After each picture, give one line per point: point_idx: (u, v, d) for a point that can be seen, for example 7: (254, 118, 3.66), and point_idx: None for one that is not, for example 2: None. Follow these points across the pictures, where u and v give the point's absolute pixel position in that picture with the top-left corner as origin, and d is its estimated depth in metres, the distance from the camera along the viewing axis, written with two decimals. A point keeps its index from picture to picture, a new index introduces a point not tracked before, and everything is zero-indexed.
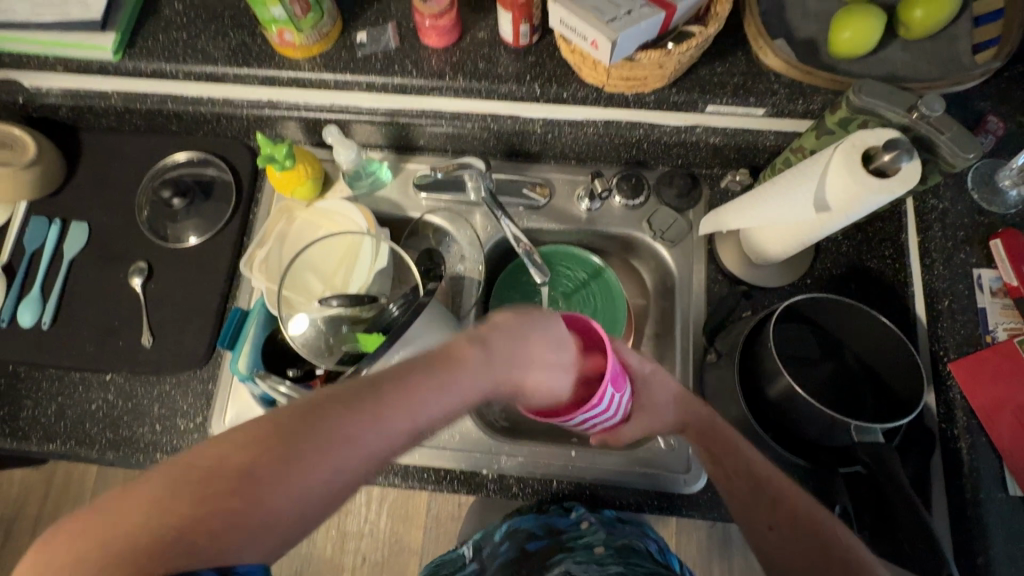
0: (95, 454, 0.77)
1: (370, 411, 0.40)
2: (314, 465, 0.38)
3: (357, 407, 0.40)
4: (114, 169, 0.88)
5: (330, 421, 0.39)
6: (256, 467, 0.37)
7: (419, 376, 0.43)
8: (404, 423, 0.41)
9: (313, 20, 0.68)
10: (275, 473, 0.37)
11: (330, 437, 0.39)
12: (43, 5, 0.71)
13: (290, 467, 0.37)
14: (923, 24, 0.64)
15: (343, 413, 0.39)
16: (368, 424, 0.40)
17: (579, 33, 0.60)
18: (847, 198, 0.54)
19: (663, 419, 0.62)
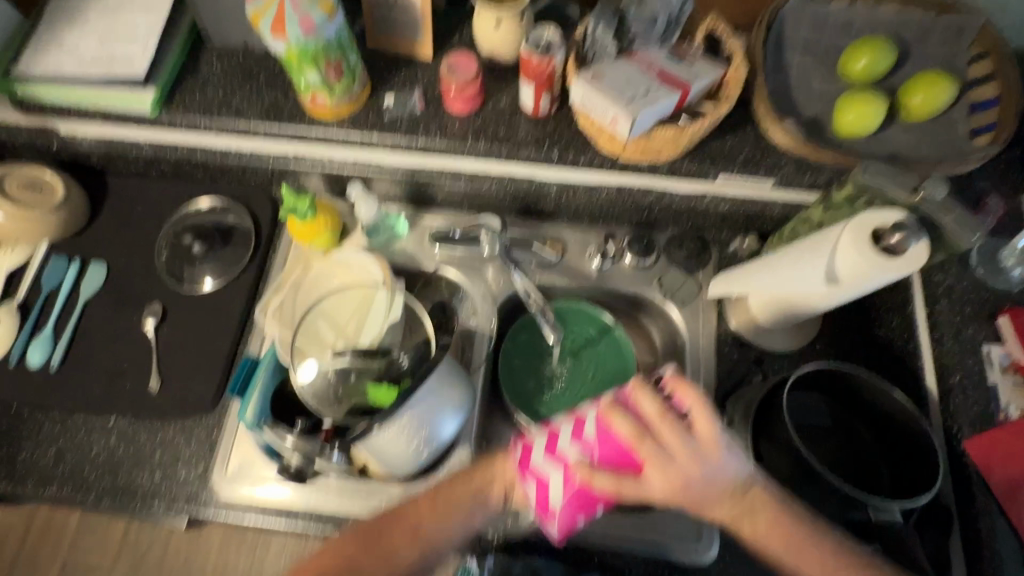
0: (90, 501, 0.75)
1: (446, 514, 0.61)
2: (415, 540, 0.60)
3: (443, 506, 0.61)
4: (136, 212, 0.90)
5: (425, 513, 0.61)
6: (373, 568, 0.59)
7: (444, 513, 0.61)
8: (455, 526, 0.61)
9: (345, 85, 0.72)
10: (396, 547, 0.60)
11: (416, 531, 0.61)
12: (89, 62, 0.75)
13: (405, 535, 0.61)
14: (922, 108, 0.68)
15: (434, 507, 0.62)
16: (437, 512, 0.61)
17: (600, 110, 0.64)
18: (857, 276, 0.56)
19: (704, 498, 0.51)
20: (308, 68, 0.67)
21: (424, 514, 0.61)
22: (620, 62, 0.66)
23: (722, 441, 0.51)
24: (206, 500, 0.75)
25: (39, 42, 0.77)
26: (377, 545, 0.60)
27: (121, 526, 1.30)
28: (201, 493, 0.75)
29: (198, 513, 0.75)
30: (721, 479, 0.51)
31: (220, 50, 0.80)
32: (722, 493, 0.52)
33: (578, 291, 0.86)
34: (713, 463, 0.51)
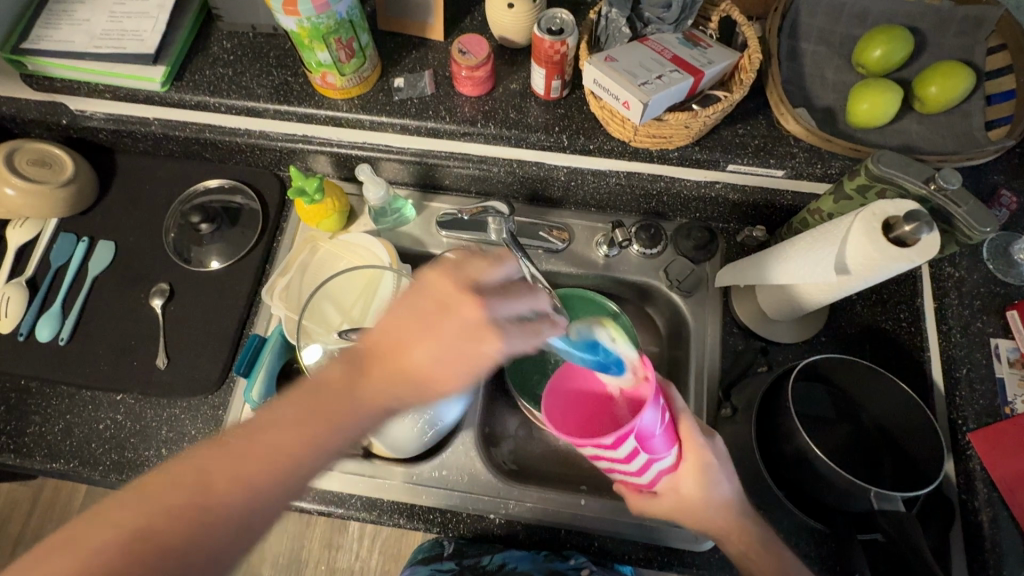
0: (97, 475, 0.76)
1: (301, 425, 0.44)
2: (309, 429, 0.45)
3: (308, 414, 0.45)
4: (145, 191, 0.90)
5: (277, 422, 0.44)
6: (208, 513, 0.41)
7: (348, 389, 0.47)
8: (320, 446, 0.45)
9: (355, 65, 0.72)
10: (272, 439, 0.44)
11: (289, 455, 0.43)
12: (99, 38, 0.75)
13: (260, 447, 0.43)
14: (937, 100, 0.67)
15: (283, 417, 0.45)
16: (353, 387, 0.47)
17: (611, 93, 0.64)
18: (868, 265, 0.56)
19: (703, 513, 0.57)
20: (318, 47, 0.66)
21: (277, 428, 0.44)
22: (633, 46, 0.65)
23: (727, 467, 0.57)
24: None
25: (50, 17, 0.77)
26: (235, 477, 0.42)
27: None
28: None
29: None
30: (719, 497, 0.56)
31: (229, 29, 0.80)
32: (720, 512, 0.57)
33: (584, 280, 0.86)
34: (721, 479, 0.56)
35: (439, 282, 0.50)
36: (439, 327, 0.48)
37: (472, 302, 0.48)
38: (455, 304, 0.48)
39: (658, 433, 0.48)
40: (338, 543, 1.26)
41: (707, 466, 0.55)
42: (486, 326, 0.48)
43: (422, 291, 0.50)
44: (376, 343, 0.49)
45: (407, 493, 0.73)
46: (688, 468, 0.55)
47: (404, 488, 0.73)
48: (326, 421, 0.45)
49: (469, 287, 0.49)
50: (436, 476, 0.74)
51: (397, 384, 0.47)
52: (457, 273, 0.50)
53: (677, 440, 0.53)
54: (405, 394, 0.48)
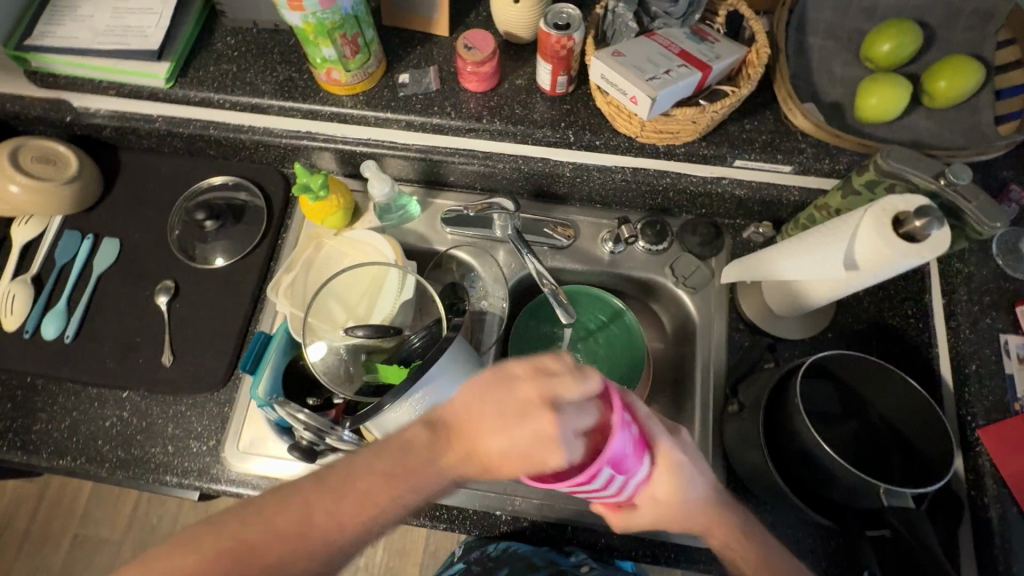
0: (103, 473, 0.76)
1: (382, 490, 0.44)
2: (353, 498, 0.44)
3: (389, 482, 0.44)
4: (148, 188, 0.90)
5: (347, 487, 0.45)
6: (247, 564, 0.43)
7: (415, 475, 0.44)
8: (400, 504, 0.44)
9: (360, 61, 0.72)
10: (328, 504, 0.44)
11: (371, 518, 0.44)
12: (102, 34, 0.75)
13: (317, 516, 0.44)
14: (946, 94, 0.66)
15: (372, 469, 0.45)
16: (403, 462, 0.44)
17: (618, 88, 0.63)
18: (876, 259, 0.55)
19: (692, 520, 0.54)
20: (323, 42, 0.66)
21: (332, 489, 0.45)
22: (640, 40, 0.65)
23: (699, 464, 0.53)
24: (217, 474, 0.76)
25: (53, 14, 0.77)
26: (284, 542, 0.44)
27: (131, 500, 1.32)
28: (213, 467, 0.76)
29: (209, 487, 0.75)
30: (752, 546, 0.56)
31: (233, 25, 0.80)
32: (700, 513, 0.54)
33: (589, 276, 0.86)
34: (694, 476, 0.52)
35: (482, 386, 0.43)
36: (510, 416, 0.41)
37: (556, 392, 0.41)
38: (531, 414, 0.41)
39: (633, 450, 0.42)
40: None
41: (720, 512, 0.55)
42: (555, 441, 0.39)
43: (497, 385, 0.43)
44: (458, 420, 0.44)
45: None
46: (714, 525, 0.55)
47: None
48: (401, 485, 0.44)
49: (548, 401, 0.41)
50: None
51: (461, 462, 0.44)
52: (539, 381, 0.42)
53: (647, 450, 0.46)
54: (469, 475, 0.44)
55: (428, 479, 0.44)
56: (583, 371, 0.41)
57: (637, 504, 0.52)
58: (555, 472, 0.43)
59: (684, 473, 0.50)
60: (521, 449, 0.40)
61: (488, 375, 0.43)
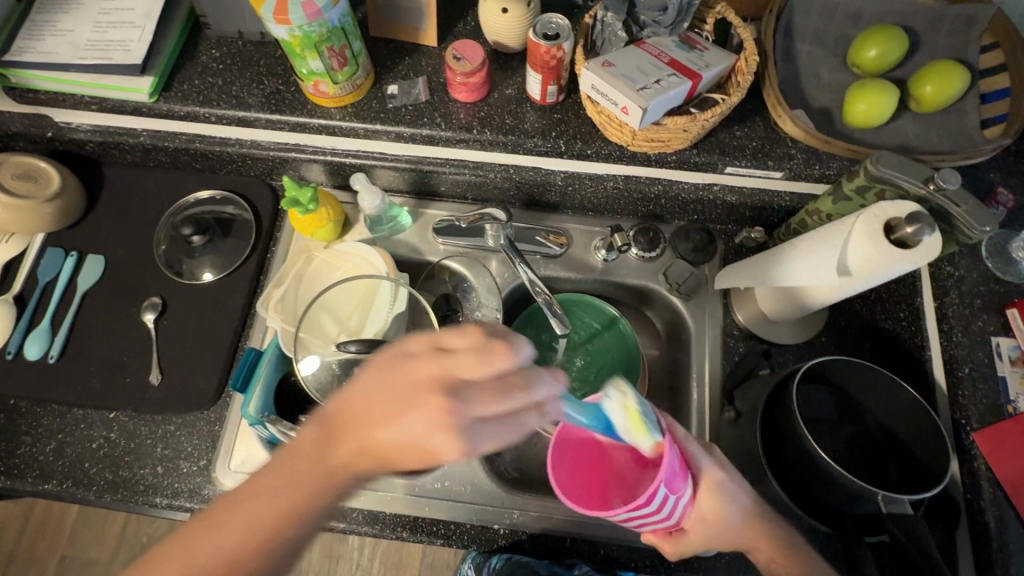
0: (91, 496, 0.74)
1: (280, 491, 0.46)
2: (240, 520, 0.46)
3: (289, 473, 0.46)
4: (133, 203, 0.88)
5: (253, 493, 0.47)
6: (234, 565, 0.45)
7: (269, 477, 0.47)
8: (308, 504, 0.45)
9: (348, 73, 0.71)
10: (230, 512, 0.47)
11: (261, 538, 0.45)
12: (83, 48, 0.73)
13: (209, 540, 0.47)
14: (933, 99, 0.67)
15: (262, 485, 0.46)
16: (271, 474, 0.47)
17: (608, 98, 0.63)
18: (868, 265, 0.55)
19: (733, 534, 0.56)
20: (310, 55, 0.66)
21: (269, 491, 0.46)
22: (630, 50, 0.65)
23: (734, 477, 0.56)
24: (208, 494, 0.74)
25: (32, 28, 0.75)
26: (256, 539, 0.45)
27: (120, 519, 1.29)
28: (204, 487, 0.74)
29: (201, 507, 0.74)
30: (739, 514, 0.56)
31: (218, 37, 0.79)
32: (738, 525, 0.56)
33: (583, 284, 0.85)
34: (735, 495, 0.55)
35: (398, 360, 0.44)
36: (446, 397, 0.41)
37: (433, 368, 0.42)
38: (424, 399, 0.41)
39: (681, 469, 0.49)
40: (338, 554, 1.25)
41: (719, 489, 0.54)
42: (452, 428, 0.40)
43: (410, 368, 0.43)
44: (343, 414, 0.44)
45: (410, 505, 0.73)
46: (705, 501, 0.54)
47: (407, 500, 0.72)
48: (303, 489, 0.45)
49: (450, 389, 0.41)
50: (439, 487, 0.73)
51: (360, 462, 0.43)
52: (438, 359, 0.42)
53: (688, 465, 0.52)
54: (377, 470, 0.44)
55: (308, 482, 0.45)
56: (488, 348, 0.42)
57: (685, 528, 0.55)
58: (604, 499, 0.49)
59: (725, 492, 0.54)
60: (423, 438, 0.41)
61: (388, 358, 0.44)
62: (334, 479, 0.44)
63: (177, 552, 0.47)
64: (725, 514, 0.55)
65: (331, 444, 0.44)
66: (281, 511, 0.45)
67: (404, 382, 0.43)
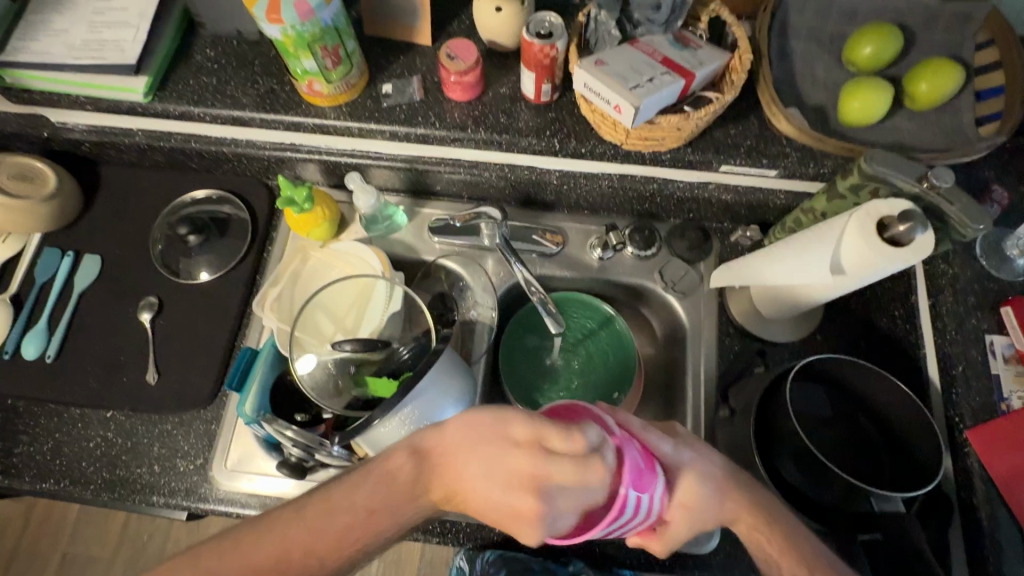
0: (88, 495, 0.75)
1: (360, 511, 0.53)
2: (311, 527, 0.54)
3: (373, 494, 0.53)
4: (129, 203, 0.88)
5: (324, 510, 0.54)
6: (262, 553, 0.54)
7: (349, 487, 0.54)
8: (392, 524, 0.54)
9: (342, 72, 0.70)
10: (317, 522, 0.54)
11: (335, 545, 0.53)
12: (77, 48, 0.73)
13: (295, 532, 0.54)
14: (928, 97, 0.67)
15: (342, 499, 0.54)
16: (344, 490, 0.54)
17: (602, 97, 0.63)
18: (862, 265, 0.55)
19: (714, 509, 0.54)
20: (304, 55, 0.65)
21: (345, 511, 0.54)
22: (623, 49, 0.65)
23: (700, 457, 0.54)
24: (205, 493, 0.74)
25: (26, 28, 0.75)
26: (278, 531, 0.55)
27: (120, 519, 1.30)
28: (201, 486, 0.75)
29: (197, 506, 0.74)
30: (719, 493, 0.54)
31: (213, 37, 0.79)
32: (720, 497, 0.54)
33: (579, 283, 0.85)
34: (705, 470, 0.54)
35: (488, 423, 0.49)
36: (529, 473, 0.45)
37: (534, 461, 0.45)
38: (519, 482, 0.46)
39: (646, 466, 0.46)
40: None
41: (692, 478, 0.52)
42: (534, 512, 0.44)
43: (509, 452, 0.47)
44: (435, 450, 0.52)
45: None
46: (687, 499, 0.52)
47: None
48: (374, 517, 0.53)
49: (534, 454, 0.46)
50: None
51: (445, 485, 0.51)
52: (537, 459, 0.45)
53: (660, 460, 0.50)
54: (447, 504, 0.52)
55: (392, 515, 0.53)
56: (587, 463, 0.42)
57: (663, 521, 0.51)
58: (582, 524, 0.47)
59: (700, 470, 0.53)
60: (498, 491, 0.47)
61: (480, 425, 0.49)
62: (404, 510, 0.53)
63: (241, 547, 0.55)
64: (703, 499, 0.52)
65: (438, 470, 0.51)
66: (354, 535, 0.53)
67: (482, 428, 0.49)
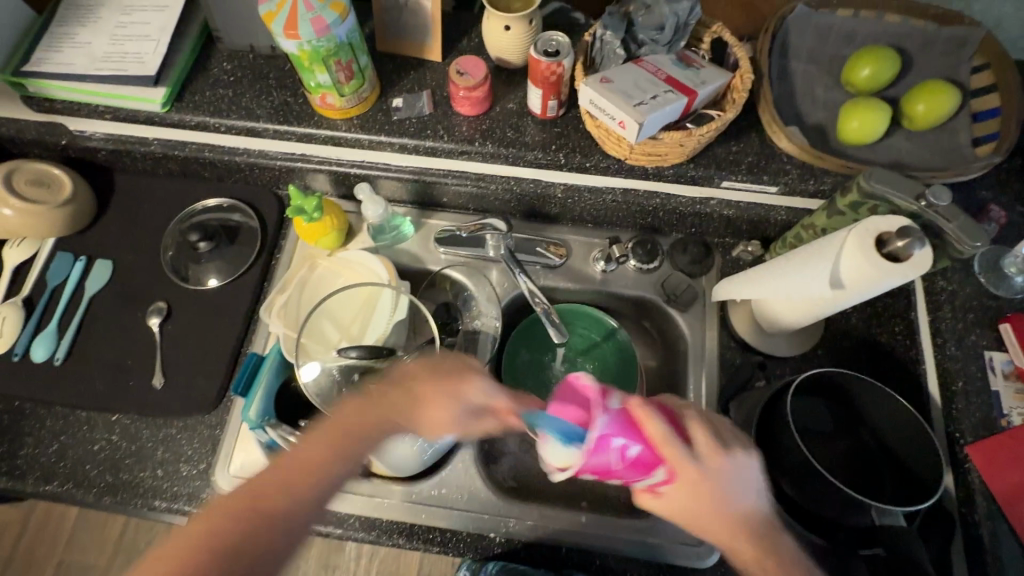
0: (91, 497, 0.75)
1: (299, 479, 0.50)
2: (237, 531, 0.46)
3: (333, 441, 0.51)
4: (142, 210, 0.90)
5: (260, 483, 0.49)
6: (202, 565, 0.45)
7: (271, 479, 0.49)
8: (313, 502, 0.49)
9: (355, 86, 0.73)
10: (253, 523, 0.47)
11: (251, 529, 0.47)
12: (99, 60, 0.76)
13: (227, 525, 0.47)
14: (924, 118, 0.69)
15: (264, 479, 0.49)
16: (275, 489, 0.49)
17: (607, 113, 0.65)
18: (861, 279, 0.56)
19: (723, 522, 0.47)
20: (318, 69, 0.68)
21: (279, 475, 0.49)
22: (628, 67, 0.67)
23: (745, 454, 0.50)
24: (207, 498, 0.75)
25: (50, 40, 0.77)
26: (212, 533, 0.46)
27: (118, 524, 1.29)
28: (203, 491, 0.75)
29: (199, 511, 0.75)
30: (737, 504, 0.47)
31: (230, 51, 0.81)
32: (743, 509, 0.48)
33: (581, 295, 0.86)
34: (745, 467, 0.49)
35: (425, 372, 0.55)
36: (420, 395, 0.53)
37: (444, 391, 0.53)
38: (431, 397, 0.53)
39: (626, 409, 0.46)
40: (335, 563, 1.25)
41: (709, 484, 0.46)
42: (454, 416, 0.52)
43: (432, 394, 0.53)
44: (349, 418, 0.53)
45: (407, 512, 0.73)
46: (683, 496, 0.47)
47: (403, 506, 0.73)
48: (296, 490, 0.49)
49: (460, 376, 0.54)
50: (437, 494, 0.74)
51: (407, 419, 0.52)
52: (425, 373, 0.54)
53: (662, 458, 0.46)
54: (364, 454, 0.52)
55: (311, 475, 0.50)
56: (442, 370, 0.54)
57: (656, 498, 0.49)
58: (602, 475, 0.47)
59: (723, 469, 0.47)
60: (443, 415, 0.52)
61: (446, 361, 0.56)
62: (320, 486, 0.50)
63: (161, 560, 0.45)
64: (718, 498, 0.46)
65: (347, 427, 0.52)
66: (274, 536, 0.47)
67: (415, 369, 0.56)
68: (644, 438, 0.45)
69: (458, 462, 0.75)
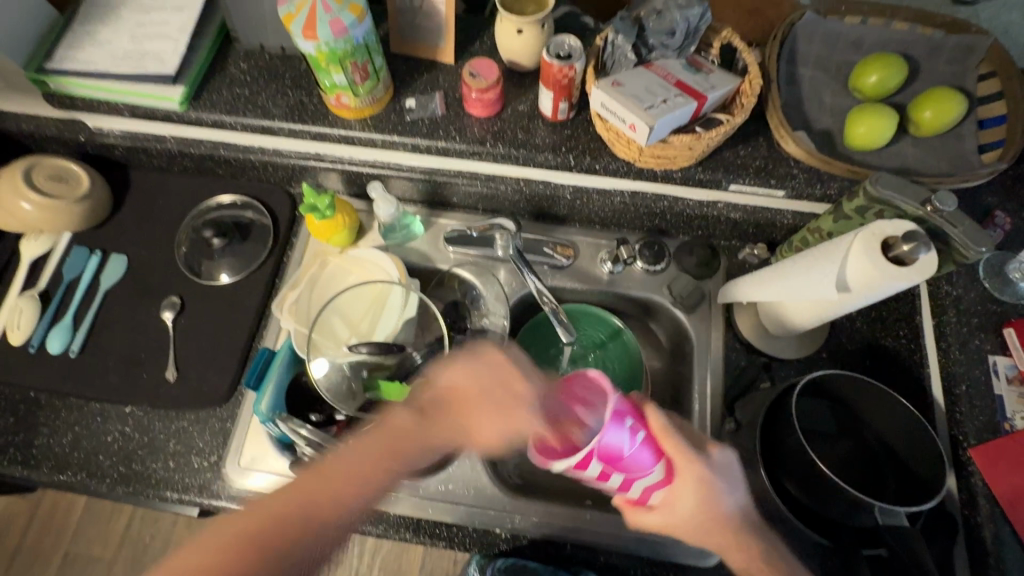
0: (104, 488, 0.76)
1: (350, 478, 0.54)
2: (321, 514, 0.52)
3: (382, 449, 0.55)
4: (157, 205, 0.92)
5: (333, 466, 0.54)
6: (282, 535, 0.51)
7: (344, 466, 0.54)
8: (372, 493, 0.54)
9: (369, 87, 0.74)
10: (319, 497, 0.52)
11: (321, 503, 0.52)
12: (120, 58, 0.78)
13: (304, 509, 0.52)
14: (931, 124, 0.69)
15: (339, 463, 0.54)
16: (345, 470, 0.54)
17: (618, 116, 0.66)
18: (866, 281, 0.57)
19: (716, 525, 0.53)
20: (334, 69, 0.69)
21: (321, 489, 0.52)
22: (639, 71, 0.68)
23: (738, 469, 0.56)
24: (218, 490, 0.76)
25: (71, 39, 0.79)
26: (274, 519, 0.51)
27: (123, 518, 1.31)
28: (213, 483, 0.76)
29: (210, 502, 0.76)
30: (730, 504, 0.53)
31: (246, 51, 0.83)
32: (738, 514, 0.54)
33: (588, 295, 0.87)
34: (736, 479, 0.55)
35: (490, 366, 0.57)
36: (507, 404, 0.55)
37: (525, 388, 0.55)
38: (509, 409, 0.54)
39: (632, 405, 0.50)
40: (339, 559, 1.26)
41: (708, 481, 0.52)
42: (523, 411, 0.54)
43: (511, 403, 0.55)
44: (433, 406, 0.57)
45: (414, 506, 0.74)
46: (678, 491, 0.52)
47: (410, 502, 0.74)
48: (365, 479, 0.54)
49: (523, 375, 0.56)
50: (443, 490, 0.74)
51: (453, 435, 0.57)
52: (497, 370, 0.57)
53: (664, 451, 0.51)
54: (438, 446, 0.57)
55: (376, 474, 0.54)
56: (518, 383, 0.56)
57: (651, 506, 0.54)
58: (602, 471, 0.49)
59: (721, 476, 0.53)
60: (490, 401, 0.56)
61: (488, 354, 0.58)
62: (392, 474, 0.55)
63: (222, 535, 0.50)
64: (715, 497, 0.52)
65: (414, 429, 0.56)
66: (342, 508, 0.53)
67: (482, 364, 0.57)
68: (649, 428, 0.51)
69: (465, 458, 0.76)
